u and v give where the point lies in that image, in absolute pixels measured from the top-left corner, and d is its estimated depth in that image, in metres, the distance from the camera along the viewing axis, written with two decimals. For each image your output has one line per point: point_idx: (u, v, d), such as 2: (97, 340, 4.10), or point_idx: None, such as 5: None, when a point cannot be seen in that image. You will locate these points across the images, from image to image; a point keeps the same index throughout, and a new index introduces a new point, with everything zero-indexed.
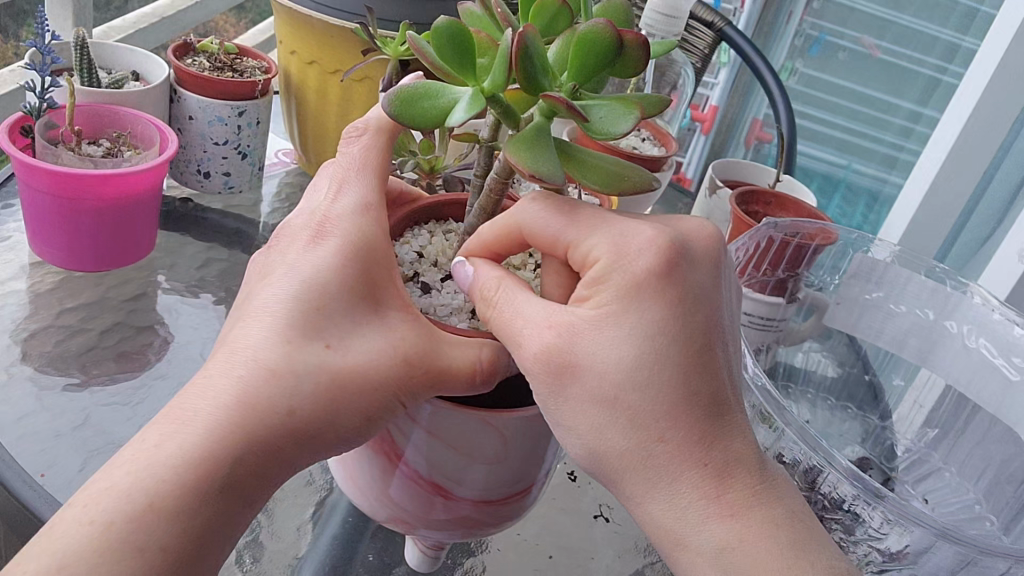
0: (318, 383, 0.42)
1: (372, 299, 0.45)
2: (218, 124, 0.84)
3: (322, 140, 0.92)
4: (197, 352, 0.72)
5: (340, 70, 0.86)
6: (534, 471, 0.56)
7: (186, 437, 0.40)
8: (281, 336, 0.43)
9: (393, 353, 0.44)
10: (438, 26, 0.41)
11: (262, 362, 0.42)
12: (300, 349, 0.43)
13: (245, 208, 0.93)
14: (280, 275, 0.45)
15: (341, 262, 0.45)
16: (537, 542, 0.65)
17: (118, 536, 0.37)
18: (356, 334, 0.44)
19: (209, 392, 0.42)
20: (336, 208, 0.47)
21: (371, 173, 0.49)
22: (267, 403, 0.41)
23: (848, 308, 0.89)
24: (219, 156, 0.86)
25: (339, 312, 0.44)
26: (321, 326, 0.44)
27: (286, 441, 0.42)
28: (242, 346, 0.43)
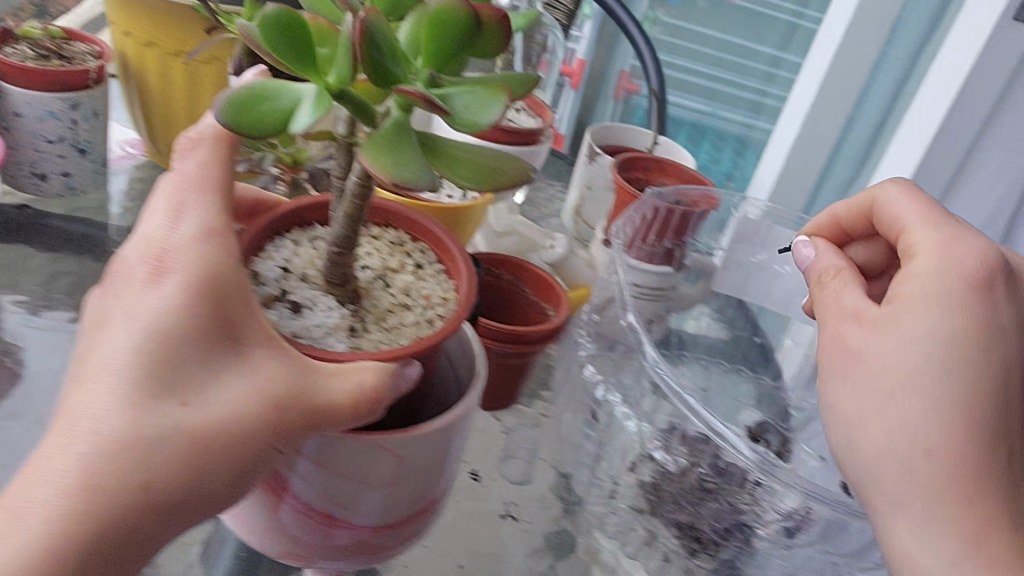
0: (176, 448, 0.37)
1: (229, 336, 0.39)
2: (49, 120, 0.75)
3: (171, 127, 0.84)
4: (51, 382, 0.65)
5: (184, 51, 0.78)
6: (435, 487, 0.53)
7: (19, 539, 0.34)
8: (122, 400, 0.37)
9: (260, 402, 0.39)
10: (264, 14, 0.37)
11: (101, 434, 0.36)
12: (150, 411, 0.37)
13: (91, 210, 0.85)
14: (114, 325, 0.39)
15: (185, 301, 0.38)
16: (446, 550, 0.64)
17: None
18: (214, 383, 0.39)
19: (44, 479, 0.35)
20: (173, 239, 0.41)
21: (213, 193, 0.43)
22: (115, 482, 0.35)
23: (734, 273, 0.86)
24: (54, 155, 0.78)
25: (188, 358, 0.38)
26: (171, 381, 0.38)
27: (145, 522, 0.36)
28: (76, 417, 0.37)
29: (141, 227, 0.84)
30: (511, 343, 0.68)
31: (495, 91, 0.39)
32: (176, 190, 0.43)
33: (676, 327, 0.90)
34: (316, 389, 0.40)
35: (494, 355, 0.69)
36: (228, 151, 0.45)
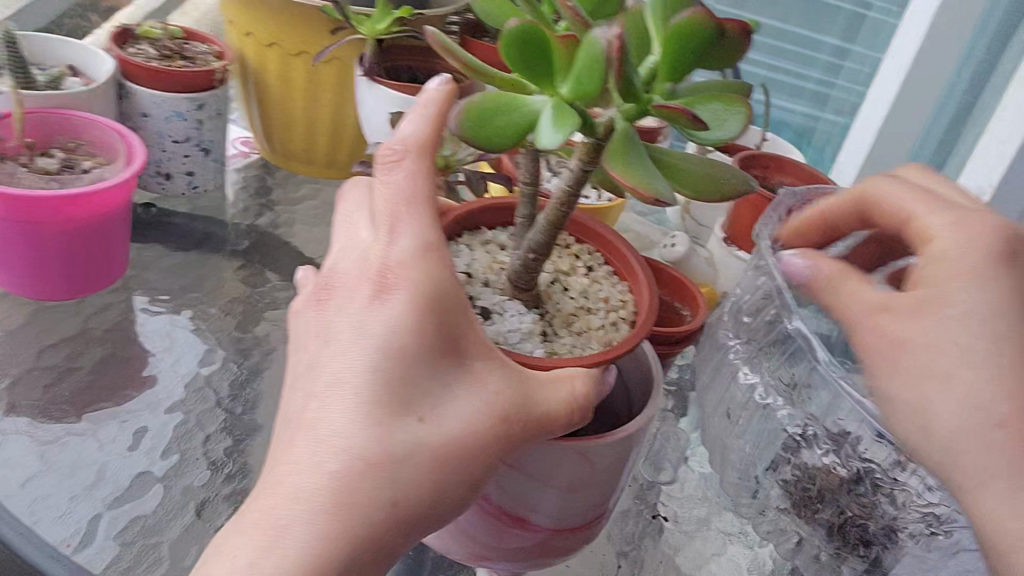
0: (422, 464, 0.41)
1: (456, 353, 0.44)
2: (176, 120, 0.75)
3: (287, 128, 0.84)
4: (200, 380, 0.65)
5: (305, 52, 0.78)
6: (609, 495, 0.53)
7: (288, 546, 0.39)
8: (369, 419, 0.41)
9: (489, 415, 0.43)
10: (507, 33, 0.42)
11: (353, 453, 0.40)
12: (395, 429, 0.41)
13: (212, 208, 0.85)
14: (349, 342, 0.42)
15: (419, 320, 0.42)
16: (603, 552, 0.63)
17: None
18: (447, 398, 0.43)
19: (299, 496, 0.40)
20: (393, 255, 0.43)
21: (423, 203, 0.44)
22: (369, 496, 0.40)
23: None
24: (180, 155, 0.78)
25: (422, 375, 0.42)
26: (410, 400, 0.42)
27: (393, 531, 0.41)
28: (325, 434, 0.41)
29: (262, 227, 0.84)
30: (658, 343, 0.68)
31: (732, 100, 0.44)
32: (387, 207, 0.44)
33: None
34: (537, 400, 0.45)
35: None
36: (430, 162, 0.45)
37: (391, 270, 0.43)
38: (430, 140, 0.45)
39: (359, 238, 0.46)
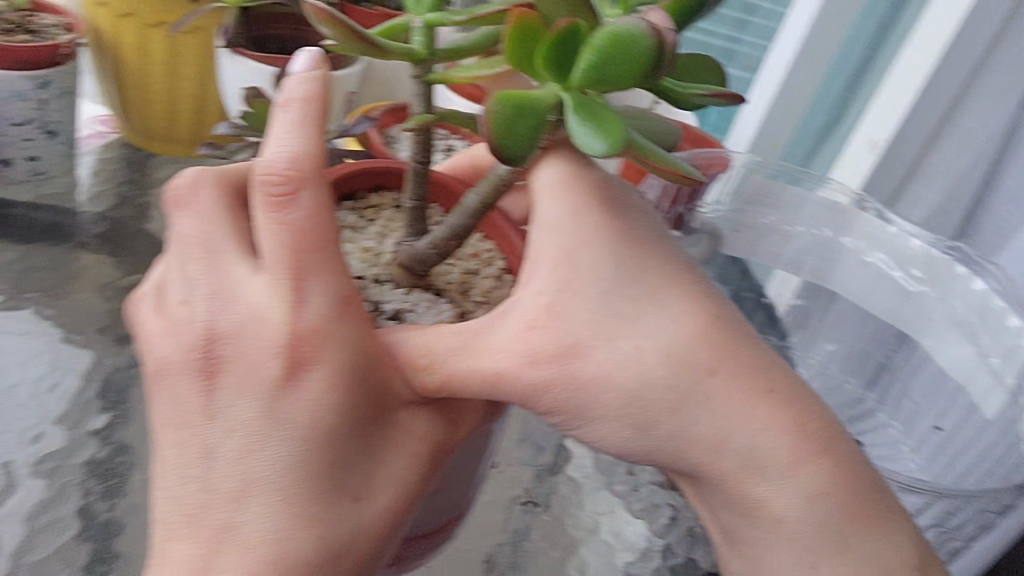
0: (357, 550, 0.37)
1: (379, 411, 0.38)
2: (14, 101, 0.68)
3: (148, 102, 0.76)
4: (39, 393, 0.59)
5: (165, 21, 0.70)
6: (465, 495, 0.50)
7: None
8: (303, 516, 0.35)
9: (417, 469, 0.39)
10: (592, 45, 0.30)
11: (294, 560, 0.35)
12: (336, 525, 0.36)
13: (59, 195, 0.77)
14: (258, 426, 0.35)
15: (344, 395, 0.36)
16: (472, 544, 0.62)
17: None
18: (373, 462, 0.38)
19: None
20: (307, 322, 0.35)
21: (330, 251, 0.36)
22: None
23: (746, 235, 0.84)
24: (20, 138, 0.71)
25: (352, 448, 0.37)
26: (341, 481, 0.36)
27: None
28: (249, 538, 0.35)
29: (115, 214, 0.78)
30: None
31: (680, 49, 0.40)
32: (289, 257, 0.35)
33: None
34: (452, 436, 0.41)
35: None
36: (325, 184, 0.36)
37: (304, 340, 0.35)
38: (322, 156, 0.36)
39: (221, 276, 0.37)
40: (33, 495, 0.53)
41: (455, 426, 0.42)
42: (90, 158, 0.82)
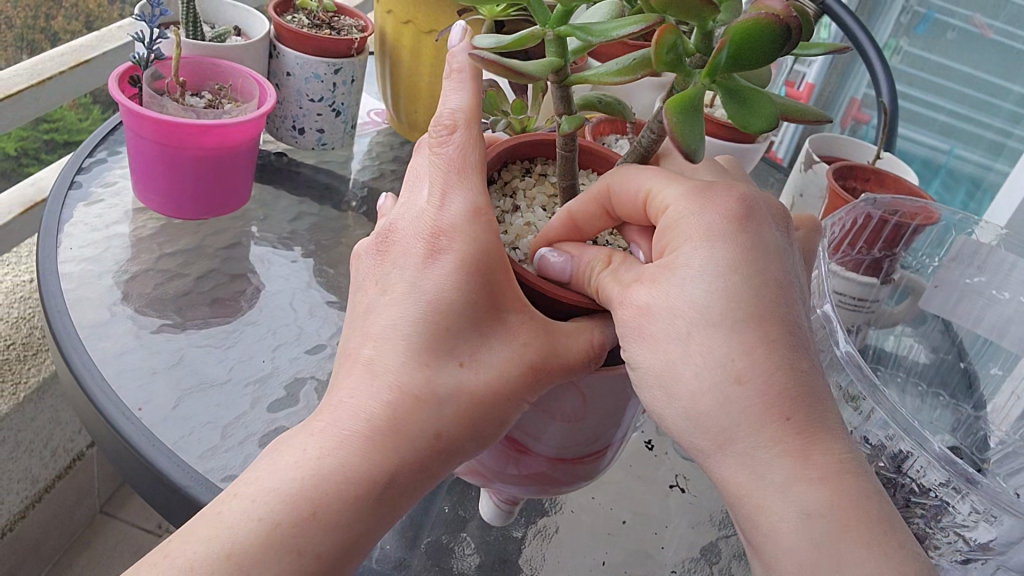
0: (459, 407, 0.45)
1: (495, 306, 0.46)
2: (314, 81, 0.84)
3: (415, 99, 0.90)
4: (287, 302, 0.74)
5: (435, 30, 0.83)
6: (614, 431, 0.55)
7: (342, 454, 0.43)
8: (416, 360, 0.45)
9: (521, 366, 0.46)
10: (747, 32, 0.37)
11: (403, 388, 0.44)
12: (438, 372, 0.45)
13: (336, 163, 0.94)
14: (397, 290, 0.46)
15: (458, 279, 0.45)
16: (613, 507, 0.66)
17: (281, 531, 0.42)
18: (485, 347, 0.46)
19: (350, 412, 0.44)
20: (459, 215, 0.46)
21: (472, 171, 0.48)
22: (417, 427, 0.44)
23: (946, 293, 0.83)
24: (313, 113, 0.87)
25: (465, 325, 0.46)
26: (452, 345, 0.45)
27: (432, 458, 0.45)
28: (372, 366, 0.45)
29: (375, 184, 0.92)
30: None
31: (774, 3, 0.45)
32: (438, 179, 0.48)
33: (873, 343, 0.87)
34: (559, 349, 0.46)
35: None
36: (479, 129, 0.49)
37: (443, 231, 0.46)
38: (476, 108, 0.49)
39: (410, 201, 0.50)
40: (268, 368, 0.67)
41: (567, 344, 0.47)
42: (366, 140, 0.99)
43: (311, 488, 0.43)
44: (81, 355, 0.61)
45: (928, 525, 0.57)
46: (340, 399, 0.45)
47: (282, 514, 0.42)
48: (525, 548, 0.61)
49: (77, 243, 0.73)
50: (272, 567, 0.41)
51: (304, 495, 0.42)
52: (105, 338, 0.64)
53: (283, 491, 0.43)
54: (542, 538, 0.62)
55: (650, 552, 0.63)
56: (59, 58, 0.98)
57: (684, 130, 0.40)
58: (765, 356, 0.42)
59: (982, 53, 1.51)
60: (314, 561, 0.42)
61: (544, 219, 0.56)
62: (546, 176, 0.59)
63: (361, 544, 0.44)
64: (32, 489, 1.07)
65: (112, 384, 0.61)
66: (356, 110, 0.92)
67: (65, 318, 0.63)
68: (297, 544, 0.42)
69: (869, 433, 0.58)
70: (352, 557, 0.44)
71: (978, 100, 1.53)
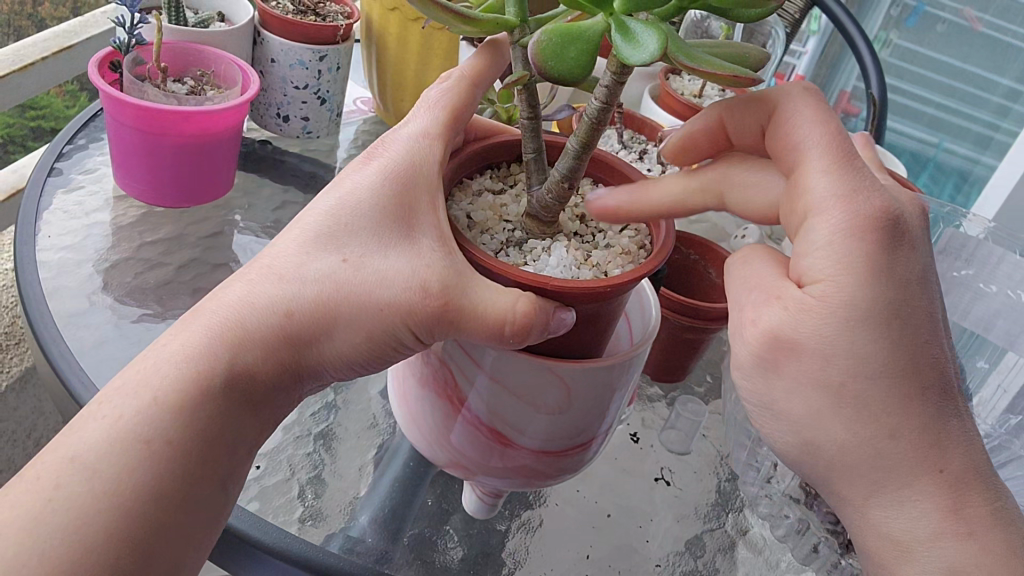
0: (322, 293, 0.44)
1: (401, 219, 0.45)
2: (299, 68, 0.83)
3: (401, 87, 0.89)
4: None
5: (421, 18, 0.82)
6: (598, 424, 0.54)
7: (201, 334, 0.44)
8: (302, 249, 0.45)
9: (415, 282, 0.43)
10: None
11: (278, 270, 0.45)
12: (315, 262, 0.44)
13: (320, 152, 0.93)
14: (321, 194, 0.47)
15: (376, 185, 0.46)
16: (598, 500, 0.65)
17: (127, 421, 0.42)
18: (380, 254, 0.44)
19: (229, 296, 0.45)
20: (395, 139, 0.48)
21: (444, 111, 0.48)
22: (271, 312, 0.44)
23: (933, 285, 0.81)
24: (298, 100, 0.86)
25: (356, 230, 0.45)
26: (344, 242, 0.45)
27: (285, 347, 0.44)
28: (269, 257, 0.46)
29: None
30: (690, 318, 0.68)
31: None
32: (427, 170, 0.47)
33: None
34: (466, 287, 0.43)
35: (669, 326, 0.70)
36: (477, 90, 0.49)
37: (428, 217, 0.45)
38: (486, 64, 0.50)
39: None
40: None
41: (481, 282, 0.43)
42: (352, 128, 0.97)
43: (165, 373, 0.43)
44: (58, 343, 0.60)
45: None
46: (227, 288, 0.45)
47: (129, 404, 0.42)
48: (508, 542, 0.61)
49: (55, 230, 0.72)
50: (112, 453, 0.41)
51: (155, 380, 0.43)
52: (83, 327, 0.64)
53: (143, 384, 0.43)
54: (526, 531, 0.62)
55: (635, 546, 0.62)
56: (40, 44, 0.97)
57: (553, 51, 0.38)
58: (886, 380, 0.42)
59: (970, 46, 1.52)
60: (162, 449, 0.41)
61: (517, 206, 0.52)
62: None
63: (215, 440, 0.43)
64: None
65: (89, 373, 0.60)
66: (341, 98, 0.91)
67: (43, 305, 0.62)
68: (146, 433, 0.41)
69: None
70: (214, 452, 0.43)
71: (967, 94, 1.54)
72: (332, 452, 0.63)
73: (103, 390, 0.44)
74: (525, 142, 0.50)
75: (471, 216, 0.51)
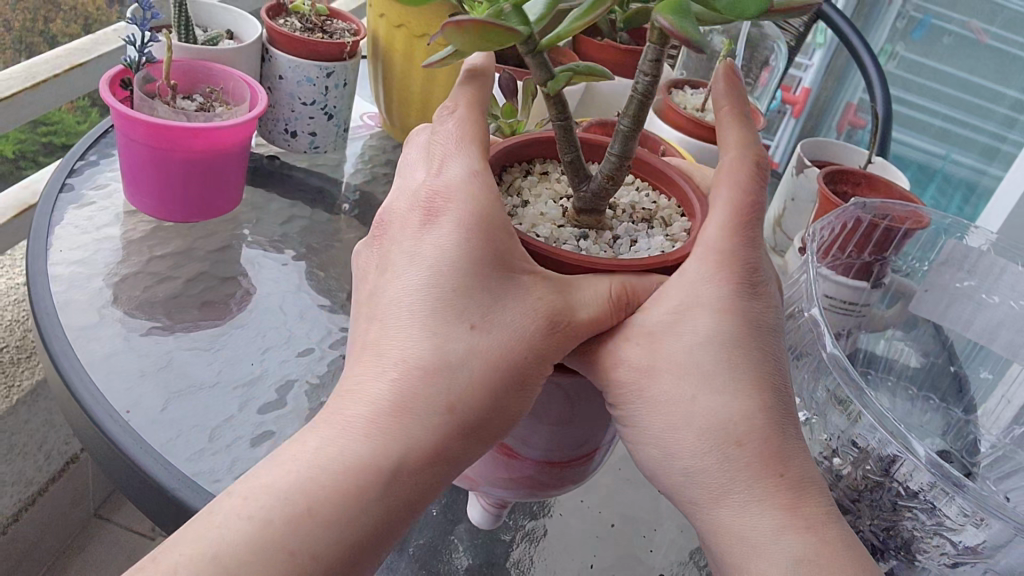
0: (474, 372, 0.43)
1: (505, 270, 0.45)
2: (307, 84, 0.84)
3: (408, 103, 0.90)
4: (276, 305, 0.74)
5: (427, 34, 0.83)
6: (601, 435, 0.54)
7: (346, 441, 0.42)
8: (426, 329, 0.44)
9: (537, 321, 0.45)
10: None
11: (410, 361, 0.43)
12: (447, 340, 0.44)
13: (328, 166, 0.94)
14: (405, 265, 0.46)
15: (462, 237, 0.45)
16: (601, 510, 0.66)
17: (283, 534, 0.40)
18: (494, 301, 0.44)
19: (363, 397, 0.43)
20: (440, 180, 0.47)
21: (475, 139, 0.49)
22: (427, 399, 0.43)
23: (936, 297, 0.82)
24: (306, 116, 0.87)
25: (475, 299, 0.44)
26: (463, 310, 0.44)
27: (450, 437, 0.43)
28: (387, 347, 0.44)
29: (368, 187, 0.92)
30: None
31: None
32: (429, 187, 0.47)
33: (862, 346, 0.86)
34: (572, 303, 0.46)
35: None
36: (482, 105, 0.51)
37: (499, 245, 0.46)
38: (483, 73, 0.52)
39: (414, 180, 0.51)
40: (257, 370, 0.67)
41: (585, 300, 0.46)
42: (359, 144, 0.99)
43: (317, 483, 0.41)
44: (70, 356, 0.61)
45: (917, 528, 0.56)
46: (350, 391, 0.44)
47: (274, 513, 0.40)
48: (512, 551, 0.61)
49: (66, 245, 0.73)
50: (263, 568, 0.39)
51: (302, 490, 0.41)
52: (93, 340, 0.65)
53: (283, 495, 0.41)
54: (529, 542, 0.63)
55: (639, 556, 0.63)
56: (53, 61, 0.98)
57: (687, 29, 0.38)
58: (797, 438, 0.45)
59: (977, 58, 1.53)
60: (313, 556, 0.40)
61: (556, 208, 0.54)
62: (548, 173, 0.57)
63: (377, 536, 0.42)
64: (25, 491, 1.05)
65: (100, 385, 0.61)
66: (349, 114, 0.92)
67: (54, 318, 0.63)
68: (291, 544, 0.40)
69: (857, 437, 0.57)
70: (378, 545, 0.42)
71: (973, 105, 1.55)
72: None
73: (222, 507, 0.42)
74: (561, 150, 0.51)
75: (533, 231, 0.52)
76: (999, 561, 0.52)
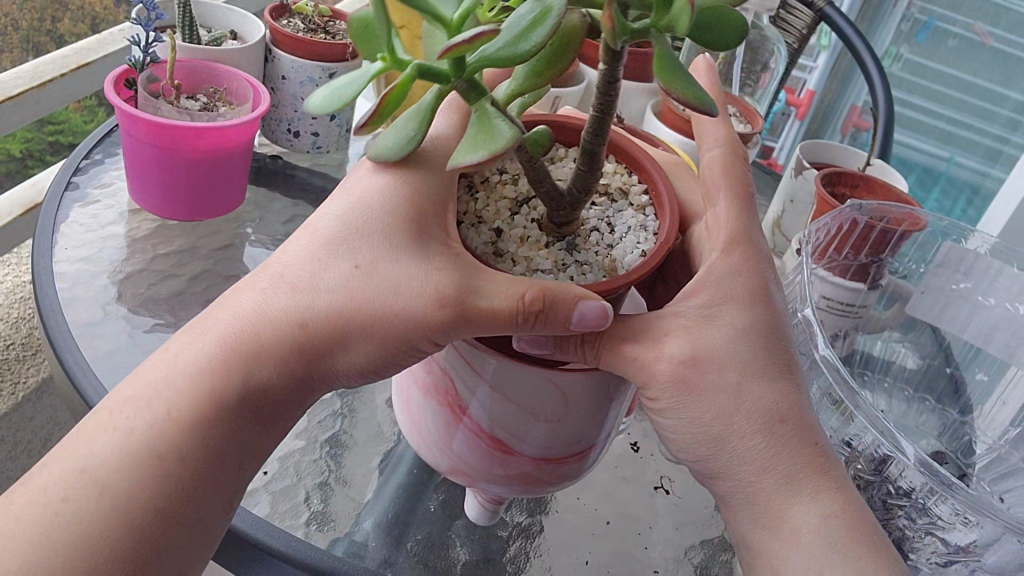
0: (333, 308, 0.45)
1: (412, 224, 0.46)
2: (310, 84, 0.85)
3: None
4: None
5: None
6: (597, 432, 0.55)
7: (207, 349, 0.45)
8: (313, 256, 0.46)
9: (425, 288, 0.44)
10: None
11: (289, 281, 0.46)
12: (328, 272, 0.46)
13: (331, 166, 0.95)
14: (335, 197, 0.49)
15: (384, 186, 0.47)
16: (597, 508, 0.66)
17: (138, 442, 0.43)
18: (391, 259, 0.45)
19: (242, 309, 0.46)
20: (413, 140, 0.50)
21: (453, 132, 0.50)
22: (287, 323, 0.45)
23: (933, 299, 0.83)
24: (309, 116, 0.88)
25: (370, 241, 0.46)
26: (355, 250, 0.46)
27: (299, 359, 0.45)
28: (279, 265, 0.47)
29: None
30: None
31: None
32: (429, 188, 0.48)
33: (861, 348, 0.87)
34: (474, 288, 0.44)
35: None
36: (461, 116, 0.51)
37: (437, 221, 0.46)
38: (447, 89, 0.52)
39: None
40: None
41: (489, 283, 0.44)
42: None
43: (182, 396, 0.44)
44: (73, 351, 0.62)
45: (908, 527, 0.56)
46: (240, 297, 0.47)
47: (137, 425, 0.44)
48: (508, 547, 0.62)
49: (71, 242, 0.74)
50: (127, 479, 0.43)
51: (169, 403, 0.44)
52: (97, 336, 0.66)
53: (153, 406, 0.44)
54: (526, 538, 0.63)
55: (634, 553, 0.64)
56: (59, 61, 0.99)
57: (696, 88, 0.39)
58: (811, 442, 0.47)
59: (981, 61, 1.53)
60: (173, 469, 0.43)
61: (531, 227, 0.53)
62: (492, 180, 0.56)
63: (223, 457, 0.45)
64: None
65: (102, 380, 0.62)
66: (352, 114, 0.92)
67: (58, 314, 0.64)
68: (153, 451, 0.43)
69: (852, 436, 0.57)
70: (223, 468, 0.45)
71: (977, 108, 1.55)
72: (338, 459, 0.65)
73: (119, 393, 0.46)
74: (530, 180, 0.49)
75: (537, 272, 0.51)
76: (989, 559, 0.53)
